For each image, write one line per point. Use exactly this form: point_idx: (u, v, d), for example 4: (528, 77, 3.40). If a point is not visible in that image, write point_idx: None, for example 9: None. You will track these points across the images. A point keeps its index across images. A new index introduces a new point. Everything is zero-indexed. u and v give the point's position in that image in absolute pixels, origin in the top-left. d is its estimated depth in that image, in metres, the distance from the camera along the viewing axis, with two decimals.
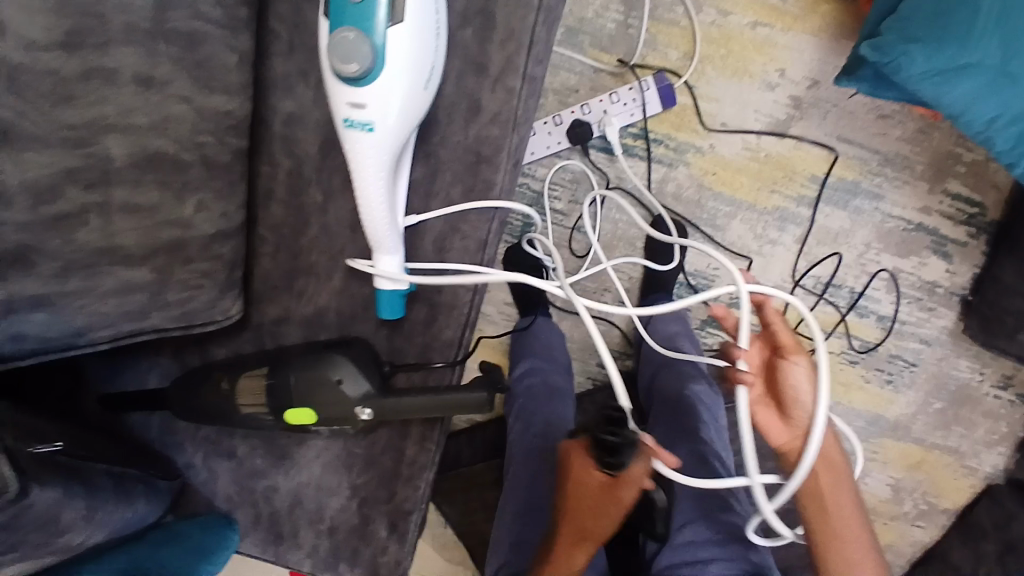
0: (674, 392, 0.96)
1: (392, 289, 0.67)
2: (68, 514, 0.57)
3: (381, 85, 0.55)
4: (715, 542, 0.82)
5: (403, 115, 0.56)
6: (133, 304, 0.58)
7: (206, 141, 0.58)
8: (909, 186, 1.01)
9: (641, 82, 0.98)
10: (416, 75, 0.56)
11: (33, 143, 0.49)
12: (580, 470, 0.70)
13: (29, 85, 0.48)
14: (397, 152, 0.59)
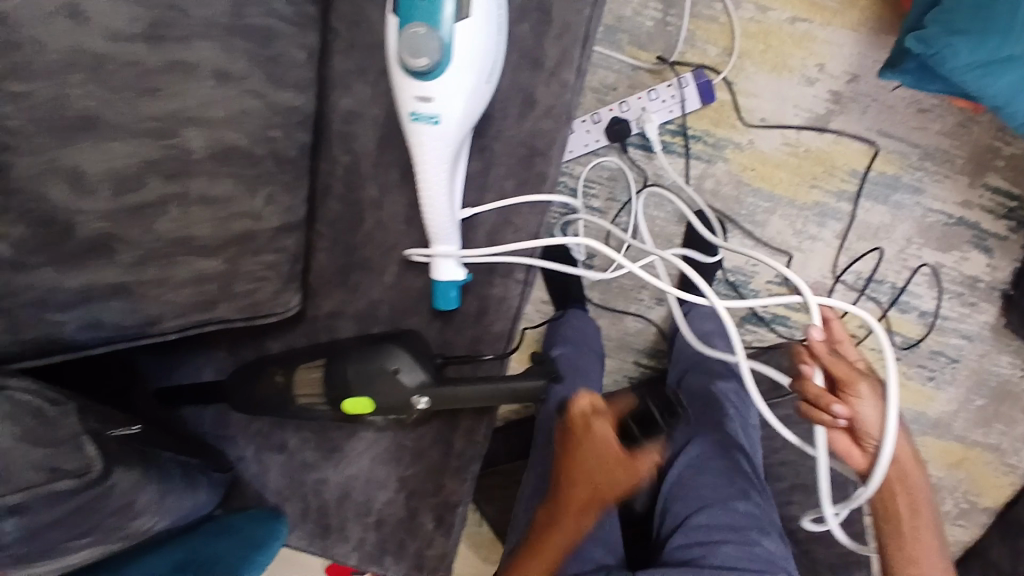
0: (700, 388, 0.97)
1: (449, 279, 0.70)
2: (143, 498, 0.57)
3: (449, 80, 0.57)
4: (730, 527, 0.81)
5: (468, 108, 0.59)
6: (205, 294, 0.61)
7: (275, 135, 0.61)
8: (950, 181, 1.01)
9: (679, 78, 0.98)
10: (482, 70, 0.58)
11: (117, 134, 0.53)
12: (607, 445, 0.77)
13: (112, 75, 0.53)
14: (460, 143, 0.61)
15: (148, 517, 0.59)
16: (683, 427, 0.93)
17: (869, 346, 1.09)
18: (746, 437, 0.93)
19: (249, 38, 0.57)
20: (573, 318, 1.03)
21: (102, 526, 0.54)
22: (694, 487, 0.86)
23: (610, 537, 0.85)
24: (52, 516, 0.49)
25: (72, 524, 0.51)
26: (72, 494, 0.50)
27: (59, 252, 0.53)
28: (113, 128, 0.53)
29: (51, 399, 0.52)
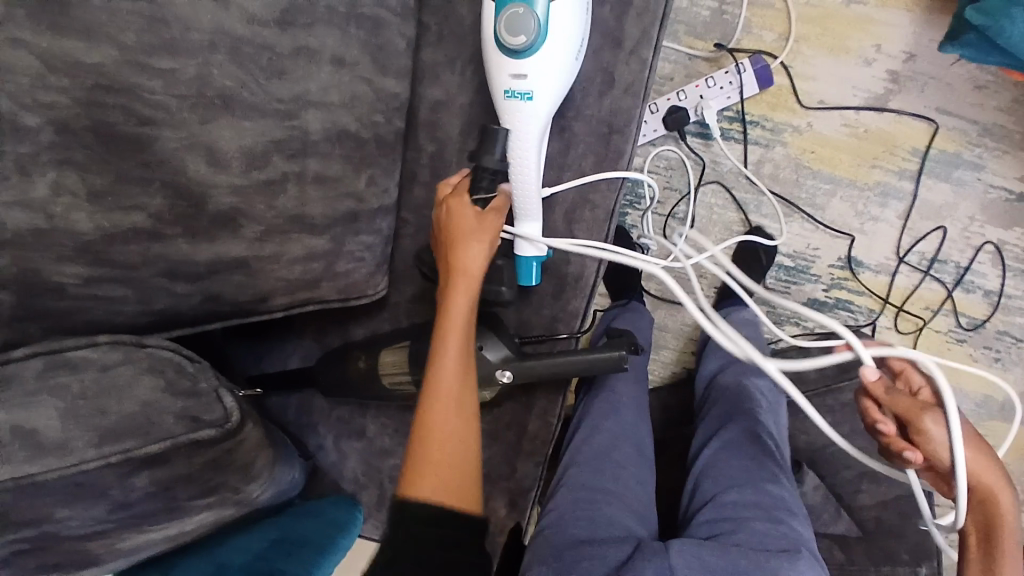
0: (732, 381, 0.96)
1: (532, 254, 0.72)
2: (258, 462, 0.62)
3: (542, 57, 0.62)
4: (758, 505, 0.79)
5: (558, 85, 0.64)
6: (311, 273, 0.64)
7: (378, 120, 0.62)
8: (1010, 156, 1.00)
9: (737, 65, 1.00)
10: (571, 50, 0.63)
11: (252, 110, 0.55)
12: (453, 218, 0.65)
13: (251, 56, 0.54)
14: (548, 119, 0.66)
15: (264, 478, 0.63)
16: (716, 416, 0.93)
17: (935, 328, 1.07)
18: (775, 430, 0.92)
19: (361, 27, 0.59)
20: (633, 305, 1.03)
21: (225, 480, 0.59)
22: (727, 467, 0.85)
23: (640, 510, 0.82)
24: (186, 465, 0.55)
25: (201, 477, 0.56)
26: (204, 447, 0.55)
27: (196, 222, 0.56)
28: (249, 106, 0.55)
29: (189, 356, 0.59)
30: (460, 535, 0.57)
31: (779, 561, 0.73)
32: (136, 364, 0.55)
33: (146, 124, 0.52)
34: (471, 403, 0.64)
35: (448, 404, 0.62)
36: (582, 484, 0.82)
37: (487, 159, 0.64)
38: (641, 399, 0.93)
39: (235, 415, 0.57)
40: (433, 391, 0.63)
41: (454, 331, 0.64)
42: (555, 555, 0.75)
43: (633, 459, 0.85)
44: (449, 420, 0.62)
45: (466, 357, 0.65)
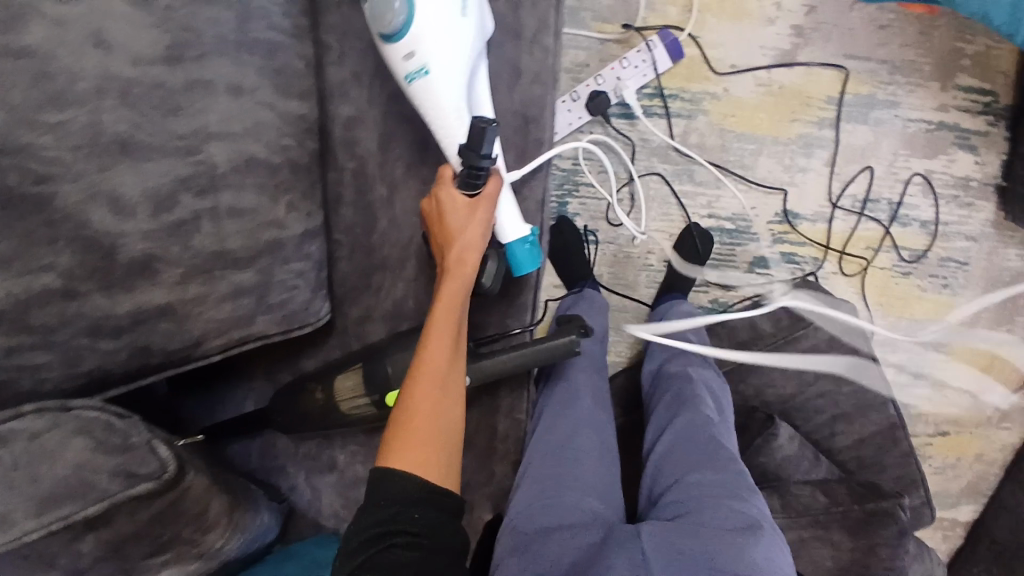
0: (679, 371, 1.00)
1: (518, 236, 0.71)
2: (216, 507, 0.61)
3: (419, 26, 0.62)
4: (721, 485, 0.82)
5: (449, 46, 0.63)
6: (243, 308, 0.64)
7: (289, 143, 0.62)
8: (923, 89, 1.05)
9: (647, 43, 1.02)
10: (453, 7, 0.63)
11: (151, 153, 0.55)
12: (441, 205, 0.68)
13: (141, 98, 0.54)
14: (458, 80, 0.65)
15: (223, 528, 0.61)
16: (668, 405, 0.96)
17: (879, 265, 1.13)
18: (722, 418, 0.95)
19: (255, 52, 0.59)
20: (588, 293, 1.07)
21: (182, 532, 0.57)
22: (688, 451, 0.88)
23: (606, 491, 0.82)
24: (131, 523, 0.53)
25: (150, 533, 0.55)
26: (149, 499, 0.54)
27: (109, 276, 0.55)
28: (149, 148, 0.55)
29: (117, 413, 0.57)
30: (430, 534, 0.59)
31: (743, 538, 0.75)
32: (65, 426, 0.53)
33: (42, 183, 0.51)
34: (451, 390, 0.66)
35: (429, 386, 0.65)
36: (547, 475, 0.82)
37: (471, 160, 0.63)
38: (601, 388, 0.95)
39: (169, 462, 0.55)
40: (419, 371, 0.66)
41: (442, 320, 0.67)
42: (525, 548, 0.76)
43: (599, 447, 0.86)
44: (429, 402, 0.65)
45: (450, 344, 0.67)
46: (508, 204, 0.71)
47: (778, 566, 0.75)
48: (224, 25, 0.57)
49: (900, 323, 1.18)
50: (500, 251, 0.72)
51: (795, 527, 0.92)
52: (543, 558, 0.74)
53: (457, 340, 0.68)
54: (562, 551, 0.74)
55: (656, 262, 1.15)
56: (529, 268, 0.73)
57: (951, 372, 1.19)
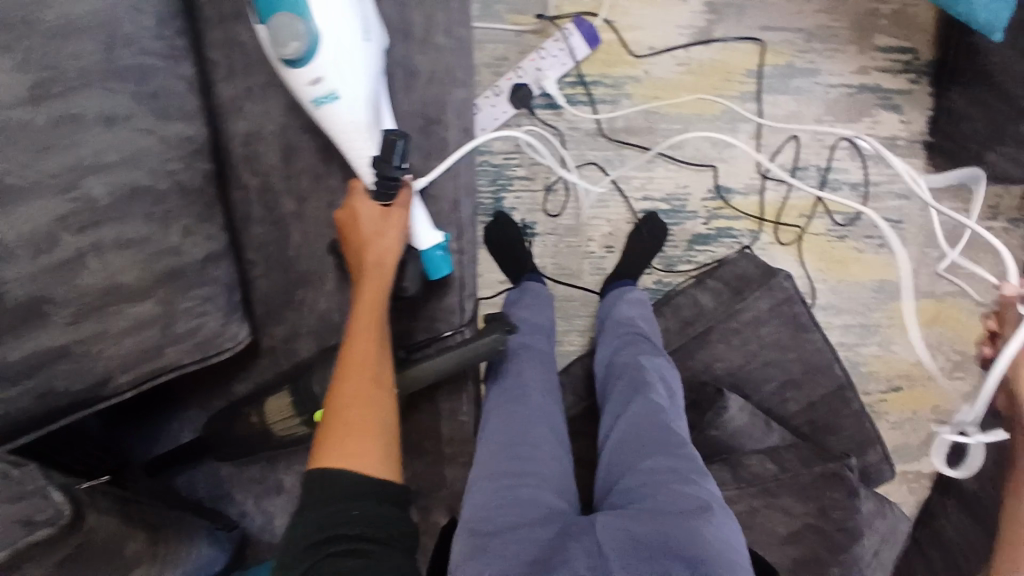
0: (630, 359, 0.99)
1: (432, 243, 0.71)
2: (131, 546, 0.63)
3: (324, 51, 0.58)
4: (673, 469, 0.81)
5: (357, 73, 0.60)
6: (146, 341, 0.63)
7: (176, 167, 0.62)
8: (842, 53, 1.05)
9: (562, 32, 1.01)
10: (356, 31, 0.59)
11: (24, 195, 0.54)
12: (354, 213, 0.67)
13: (8, 140, 0.53)
14: (369, 104, 0.62)
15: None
16: (622, 392, 0.95)
17: (815, 232, 1.15)
18: (674, 403, 0.95)
19: (125, 79, 0.58)
20: (532, 286, 1.07)
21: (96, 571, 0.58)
22: (640, 437, 0.87)
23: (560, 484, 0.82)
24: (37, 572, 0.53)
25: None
26: (52, 545, 0.55)
27: None
28: (20, 191, 0.54)
29: (10, 463, 0.56)
30: (379, 536, 0.57)
31: (696, 521, 0.74)
32: None
33: None
34: (385, 391, 0.65)
35: (360, 387, 0.64)
36: (501, 473, 0.80)
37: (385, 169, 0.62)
38: (552, 381, 0.95)
39: (67, 507, 0.56)
40: (348, 373, 0.64)
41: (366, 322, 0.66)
42: (480, 549, 0.73)
43: (550, 440, 0.85)
44: (362, 402, 0.63)
45: (376, 347, 0.66)
46: (422, 211, 0.70)
47: (734, 545, 0.74)
48: (86, 55, 0.56)
49: (842, 285, 1.19)
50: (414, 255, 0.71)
51: (744, 497, 0.95)
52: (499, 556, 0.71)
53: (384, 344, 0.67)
54: (518, 548, 0.72)
55: (598, 250, 1.16)
56: (444, 272, 0.72)
57: (899, 329, 1.21)
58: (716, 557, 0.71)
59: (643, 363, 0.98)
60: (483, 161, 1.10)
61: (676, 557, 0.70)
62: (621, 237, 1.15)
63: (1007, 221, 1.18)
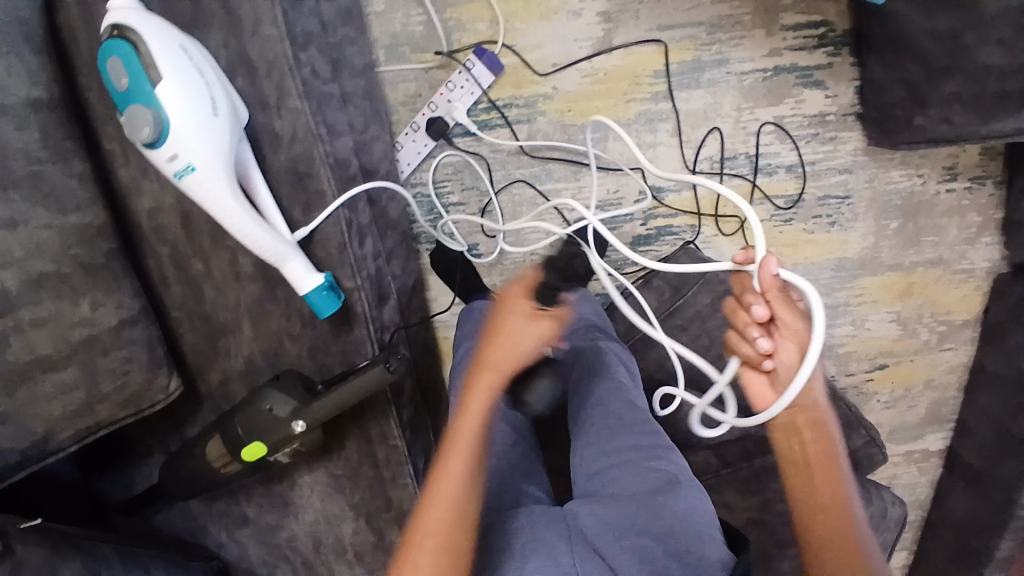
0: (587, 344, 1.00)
1: (314, 286, 0.76)
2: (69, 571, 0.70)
3: (174, 131, 0.65)
4: (639, 448, 0.84)
5: (209, 146, 0.67)
6: (77, 401, 0.73)
7: (78, 251, 0.71)
8: (749, 39, 1.05)
9: (465, 63, 1.06)
10: (202, 108, 0.66)
11: None
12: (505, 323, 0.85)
13: None
14: (227, 173, 0.69)
15: None
16: (580, 380, 0.96)
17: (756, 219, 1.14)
18: (633, 382, 0.97)
19: (21, 184, 0.67)
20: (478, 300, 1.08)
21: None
22: (604, 423, 0.89)
23: None
24: None
25: None
26: None
27: None
28: None
29: None
30: None
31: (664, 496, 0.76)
32: None
33: None
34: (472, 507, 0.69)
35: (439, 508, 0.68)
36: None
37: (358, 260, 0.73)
38: (507, 385, 0.97)
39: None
40: (432, 489, 0.70)
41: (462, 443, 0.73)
42: None
43: None
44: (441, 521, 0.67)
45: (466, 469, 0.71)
46: (304, 256, 0.76)
47: (702, 515, 0.76)
48: None
49: (799, 268, 1.16)
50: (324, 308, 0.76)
51: None
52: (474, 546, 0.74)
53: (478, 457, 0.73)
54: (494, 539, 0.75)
55: (543, 263, 1.18)
56: (330, 310, 0.78)
57: (869, 306, 1.17)
58: (686, 529, 0.73)
59: (601, 347, 0.99)
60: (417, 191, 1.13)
61: (647, 533, 0.72)
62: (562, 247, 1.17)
63: (969, 181, 1.10)
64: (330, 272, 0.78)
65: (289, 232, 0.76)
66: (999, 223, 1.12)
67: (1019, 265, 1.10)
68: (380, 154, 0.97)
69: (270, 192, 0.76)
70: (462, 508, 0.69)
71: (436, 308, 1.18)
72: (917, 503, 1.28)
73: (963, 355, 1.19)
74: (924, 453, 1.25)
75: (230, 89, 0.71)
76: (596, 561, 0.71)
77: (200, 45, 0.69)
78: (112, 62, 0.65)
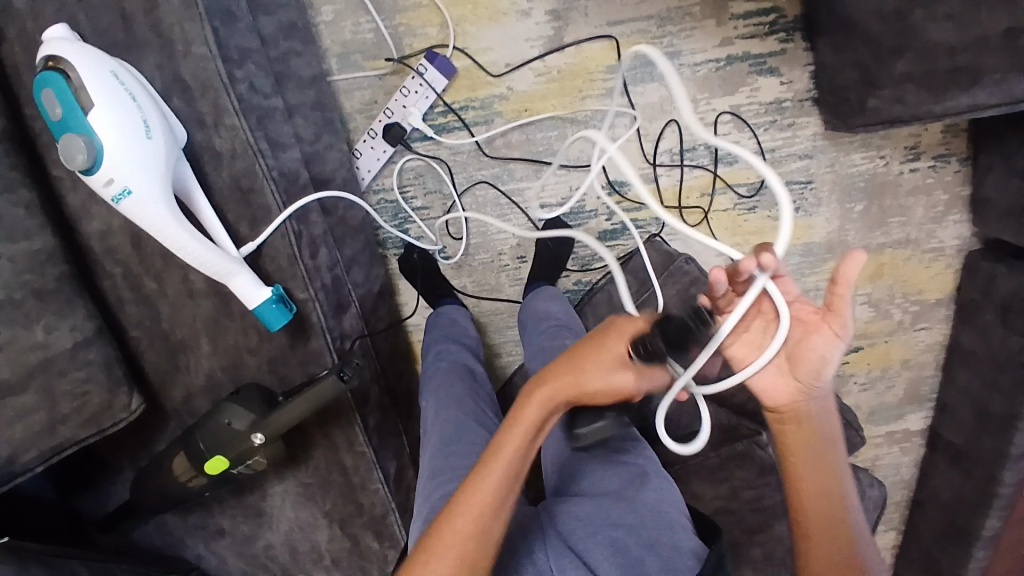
0: (555, 343, 0.96)
1: (262, 299, 0.78)
2: None
3: (106, 156, 0.67)
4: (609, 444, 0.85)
5: (142, 169, 0.69)
6: (37, 424, 0.75)
7: (29, 278, 0.73)
8: (700, 30, 1.05)
9: (417, 68, 1.07)
10: (134, 133, 0.67)
11: None
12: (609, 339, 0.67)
13: None
14: (164, 196, 0.71)
15: None
16: None
17: (720, 208, 1.14)
18: None
19: None
20: (447, 308, 1.07)
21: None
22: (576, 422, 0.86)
23: None
24: None
25: None
26: None
27: None
28: None
29: None
30: None
31: (637, 489, 0.77)
32: None
33: None
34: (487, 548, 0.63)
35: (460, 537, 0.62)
36: (440, 471, 0.79)
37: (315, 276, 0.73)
38: (478, 391, 0.92)
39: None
40: (457, 506, 0.63)
41: (504, 465, 0.64)
42: None
43: (481, 434, 0.85)
44: (455, 551, 0.62)
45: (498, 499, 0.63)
46: (250, 270, 0.78)
47: (673, 504, 0.77)
48: None
49: None
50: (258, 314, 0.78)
51: None
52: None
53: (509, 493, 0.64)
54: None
55: (511, 262, 1.16)
56: (280, 323, 0.79)
57: (840, 290, 1.16)
58: (658, 517, 0.75)
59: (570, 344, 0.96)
60: (380, 197, 1.13)
61: (618, 526, 0.73)
62: (529, 246, 1.15)
63: (931, 160, 1.10)
64: (279, 285, 0.80)
65: (235, 247, 0.78)
66: (966, 200, 1.11)
67: (987, 241, 1.10)
68: (334, 163, 0.99)
69: (213, 209, 0.78)
70: (482, 542, 0.63)
71: (406, 312, 1.19)
72: (901, 483, 1.26)
73: (938, 334, 1.17)
74: (906, 434, 1.24)
75: (165, 112, 0.73)
76: (574, 555, 0.72)
77: (131, 70, 0.71)
78: (44, 92, 0.66)
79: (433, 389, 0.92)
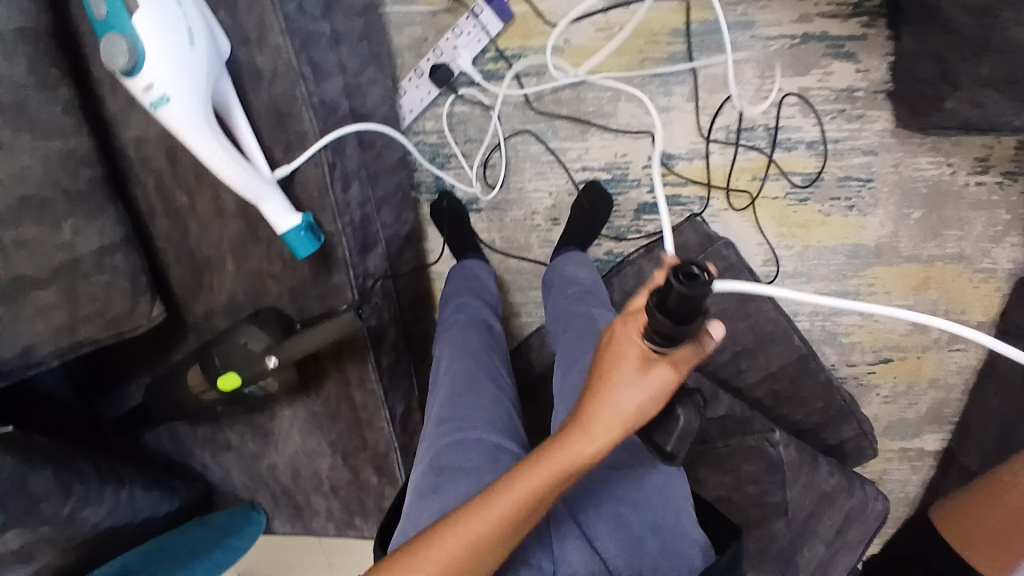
0: (579, 308, 0.92)
1: (291, 225, 0.76)
2: (35, 482, 0.73)
3: (147, 60, 0.65)
4: None
5: (183, 78, 0.66)
6: (58, 322, 0.76)
7: (60, 178, 0.73)
8: (778, 2, 1.00)
9: (473, 8, 1.03)
10: (176, 38, 0.65)
11: None
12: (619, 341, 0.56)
13: None
14: (203, 108, 0.69)
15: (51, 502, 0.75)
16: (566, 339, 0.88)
17: (770, 195, 1.08)
18: None
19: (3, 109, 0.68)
20: (471, 263, 1.05)
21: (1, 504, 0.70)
22: None
23: (507, 425, 0.78)
24: None
25: None
26: None
27: None
28: None
29: None
30: None
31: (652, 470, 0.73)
32: None
33: None
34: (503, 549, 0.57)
35: (460, 542, 0.56)
36: (448, 417, 0.77)
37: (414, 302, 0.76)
38: (494, 347, 0.91)
39: None
40: (466, 517, 0.57)
41: (517, 498, 0.56)
42: (432, 488, 0.69)
43: (491, 389, 0.82)
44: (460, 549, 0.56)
45: (498, 544, 0.57)
46: (282, 195, 0.76)
47: (680, 488, 0.73)
48: None
49: (809, 251, 1.10)
50: (282, 238, 0.76)
51: None
52: (450, 493, 0.68)
53: (535, 507, 0.57)
54: (472, 488, 0.68)
55: (544, 223, 1.13)
56: (307, 251, 0.78)
57: (880, 298, 1.10)
58: (665, 504, 0.71)
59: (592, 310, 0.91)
60: (418, 139, 1.10)
61: (622, 501, 0.70)
62: (563, 209, 1.11)
63: (1000, 175, 1.02)
64: (309, 213, 0.77)
65: (268, 170, 0.76)
66: None
67: None
68: (376, 98, 0.97)
69: (250, 130, 0.76)
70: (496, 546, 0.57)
71: (431, 258, 1.16)
72: (905, 499, 1.22)
73: (974, 358, 1.12)
74: (919, 453, 1.19)
75: (210, 23, 0.70)
76: (574, 523, 0.69)
77: None
78: None
79: (449, 339, 0.90)
